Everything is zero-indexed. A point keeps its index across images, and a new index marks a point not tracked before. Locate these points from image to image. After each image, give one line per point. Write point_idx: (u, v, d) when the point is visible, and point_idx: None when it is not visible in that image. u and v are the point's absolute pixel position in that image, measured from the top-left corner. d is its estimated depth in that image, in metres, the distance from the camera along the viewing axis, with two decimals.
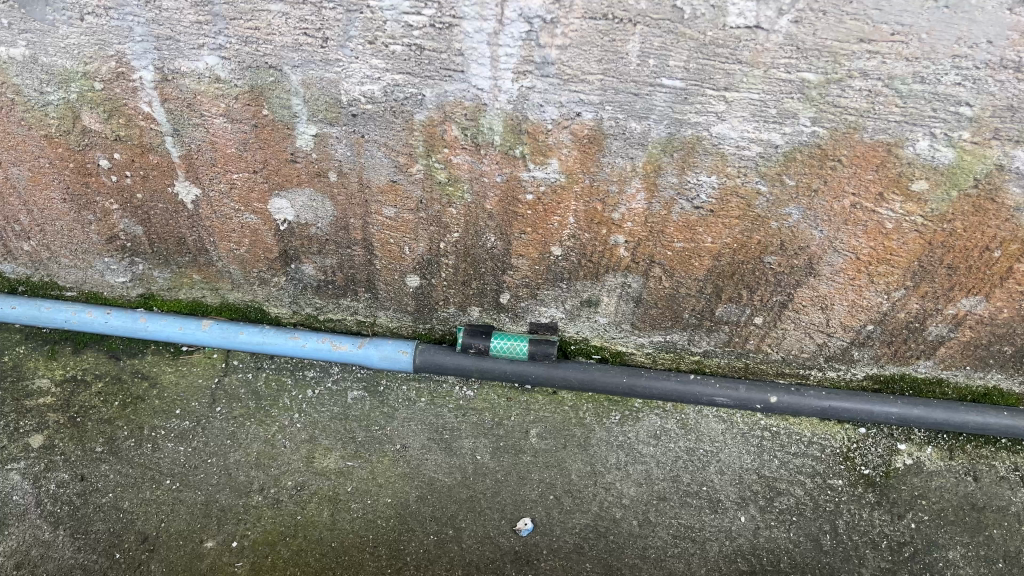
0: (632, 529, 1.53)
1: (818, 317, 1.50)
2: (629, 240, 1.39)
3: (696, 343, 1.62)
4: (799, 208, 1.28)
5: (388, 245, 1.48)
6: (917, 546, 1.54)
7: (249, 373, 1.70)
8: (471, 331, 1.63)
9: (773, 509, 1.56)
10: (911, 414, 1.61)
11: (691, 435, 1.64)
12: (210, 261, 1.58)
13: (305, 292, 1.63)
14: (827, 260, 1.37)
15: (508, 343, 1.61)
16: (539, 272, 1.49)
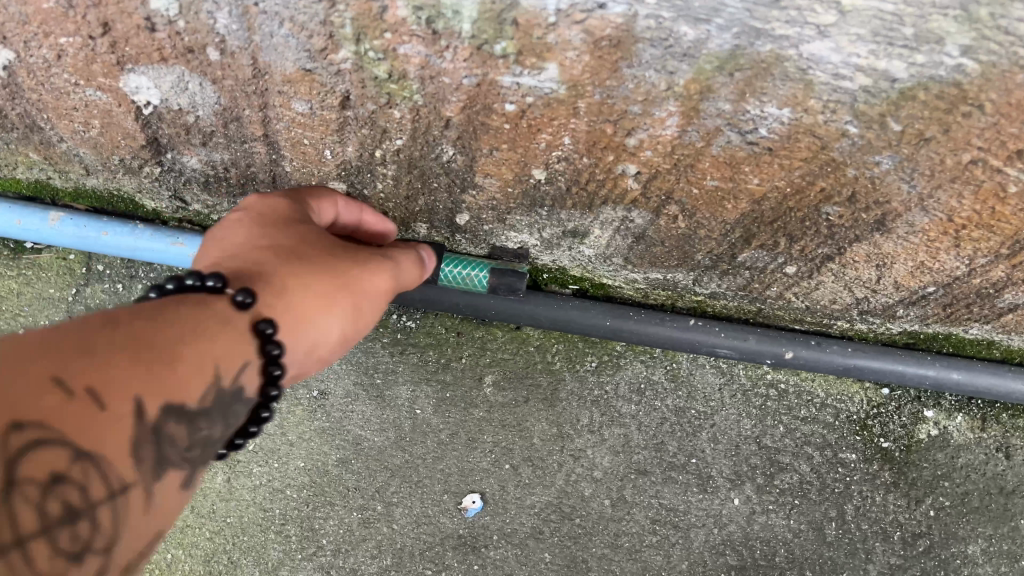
0: (604, 510, 1.25)
1: (868, 274, 1.16)
2: (643, 171, 0.99)
3: (702, 284, 1.27)
4: (894, 157, 0.89)
5: (301, 146, 1.04)
6: (934, 538, 1.30)
7: (119, 285, 1.28)
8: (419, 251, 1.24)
9: (773, 490, 1.29)
10: (947, 380, 1.32)
11: (683, 391, 1.32)
12: (50, 141, 1.13)
13: (190, 186, 1.20)
14: (907, 217, 1.00)
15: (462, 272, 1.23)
16: (512, 194, 1.09)
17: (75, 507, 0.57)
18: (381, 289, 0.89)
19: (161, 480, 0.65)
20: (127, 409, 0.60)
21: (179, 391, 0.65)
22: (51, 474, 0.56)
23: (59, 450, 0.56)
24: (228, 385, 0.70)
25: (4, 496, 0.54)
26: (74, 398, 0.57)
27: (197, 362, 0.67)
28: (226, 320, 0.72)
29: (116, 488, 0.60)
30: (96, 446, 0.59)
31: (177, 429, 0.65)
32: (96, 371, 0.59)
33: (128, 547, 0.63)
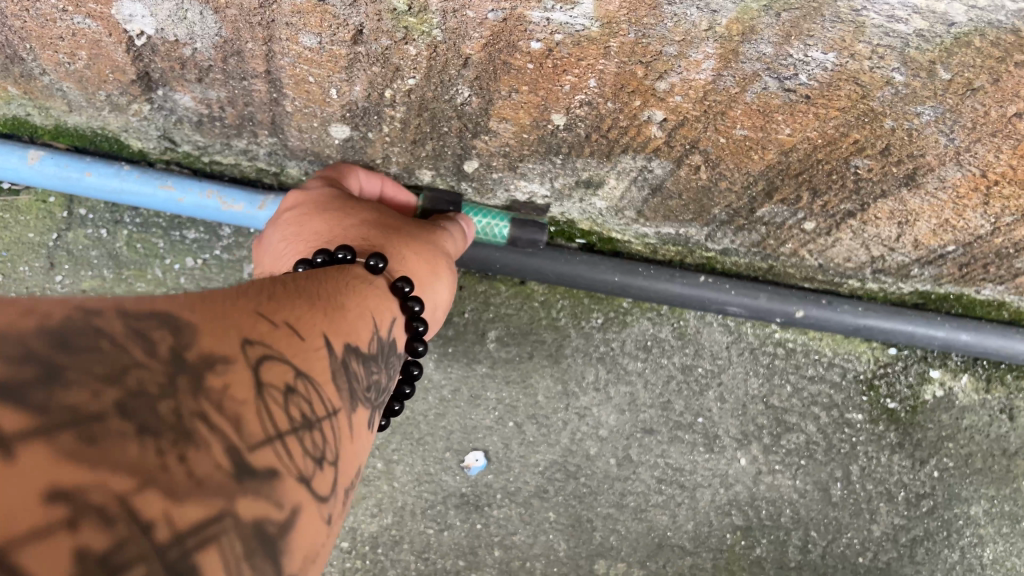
0: (609, 470, 1.22)
1: (888, 231, 1.12)
2: (670, 118, 0.94)
3: (715, 240, 1.23)
4: (937, 108, 0.85)
5: (305, 84, 0.98)
6: (937, 499, 1.29)
7: (103, 230, 1.21)
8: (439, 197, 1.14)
9: (779, 450, 1.27)
10: (956, 341, 1.31)
11: (690, 349, 1.29)
12: (30, 73, 1.05)
13: (180, 125, 1.13)
14: (939, 172, 0.97)
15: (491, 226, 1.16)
16: (526, 141, 1.03)
17: (306, 415, 0.60)
18: (455, 247, 1.08)
19: (353, 416, 0.68)
20: (318, 342, 0.67)
21: (353, 335, 0.73)
22: (286, 384, 0.59)
23: (283, 364, 0.60)
24: (382, 337, 0.81)
25: (262, 393, 0.56)
26: (276, 328, 0.63)
27: (353, 318, 0.76)
28: (376, 281, 0.88)
29: (328, 407, 0.63)
30: (307, 368, 0.63)
31: (353, 367, 0.71)
32: (287, 314, 0.66)
33: (349, 469, 0.64)
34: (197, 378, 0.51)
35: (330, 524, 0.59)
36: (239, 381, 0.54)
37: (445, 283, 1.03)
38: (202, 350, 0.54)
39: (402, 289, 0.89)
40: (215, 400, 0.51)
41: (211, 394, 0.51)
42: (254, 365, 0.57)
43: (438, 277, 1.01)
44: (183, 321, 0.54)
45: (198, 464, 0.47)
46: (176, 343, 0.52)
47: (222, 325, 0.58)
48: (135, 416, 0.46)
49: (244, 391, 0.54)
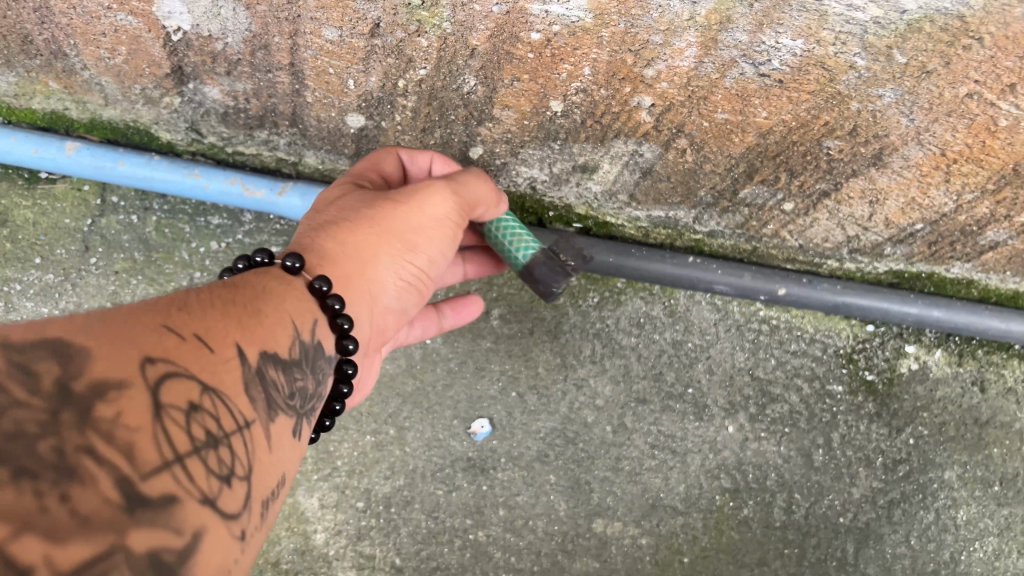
0: (605, 436, 1.31)
1: (861, 210, 1.22)
2: (658, 104, 1.04)
3: (702, 222, 1.33)
4: (896, 91, 0.95)
5: (325, 75, 1.08)
6: (913, 464, 1.38)
7: (134, 216, 1.30)
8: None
9: (764, 419, 1.36)
10: (929, 317, 1.40)
11: (680, 326, 1.39)
12: (72, 69, 1.14)
13: (207, 117, 1.23)
14: (903, 151, 1.06)
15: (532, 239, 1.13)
16: (527, 128, 1.13)
17: (213, 431, 0.64)
18: (429, 224, 1.03)
19: (271, 424, 0.73)
20: (228, 355, 0.71)
21: (271, 342, 0.78)
22: (188, 402, 0.63)
23: (187, 382, 0.65)
24: (307, 339, 0.83)
25: (160, 415, 0.60)
26: (182, 343, 0.68)
27: (274, 323, 0.80)
28: (294, 282, 0.88)
29: (238, 419, 0.68)
30: (214, 382, 0.67)
31: (270, 375, 0.75)
32: (197, 326, 0.71)
33: (263, 477, 0.69)
34: (85, 409, 0.56)
35: (240, 537, 0.63)
36: (133, 408, 0.58)
37: (391, 272, 1.00)
38: (92, 379, 0.58)
39: (317, 289, 0.88)
40: (106, 431, 0.56)
41: (100, 425, 0.56)
42: (152, 387, 0.61)
43: (370, 272, 0.98)
44: (76, 351, 0.59)
45: (83, 501, 0.51)
46: (63, 375, 0.57)
47: (121, 350, 0.62)
48: (14, 460, 0.50)
49: (137, 417, 0.58)
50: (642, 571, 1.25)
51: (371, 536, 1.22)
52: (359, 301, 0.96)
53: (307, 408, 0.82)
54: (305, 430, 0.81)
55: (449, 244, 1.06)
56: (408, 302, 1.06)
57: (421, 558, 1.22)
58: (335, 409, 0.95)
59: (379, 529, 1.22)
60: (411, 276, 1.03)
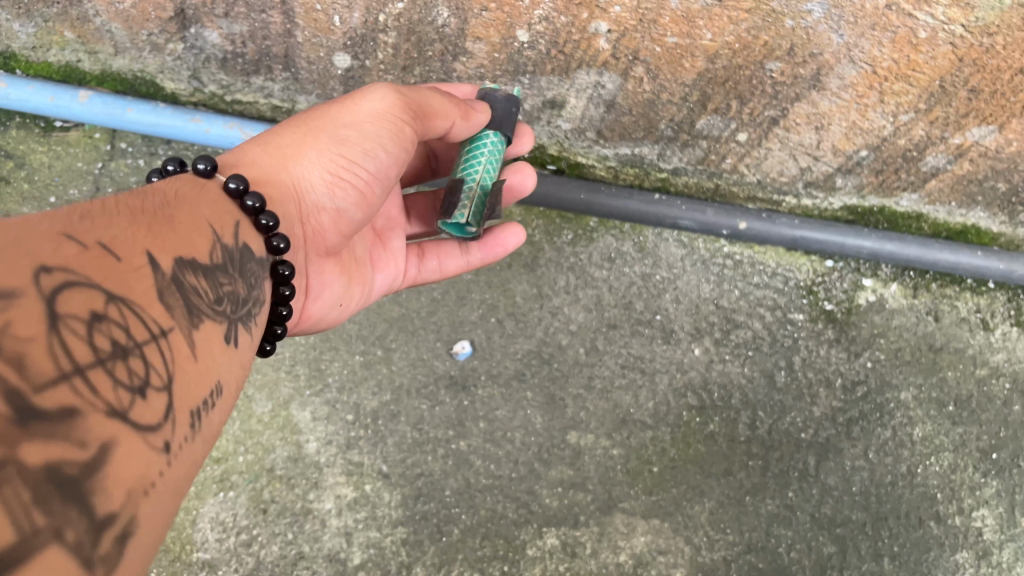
0: (578, 357, 1.40)
1: (809, 138, 1.32)
2: (613, 29, 1.15)
3: (666, 159, 1.43)
4: (822, 4, 1.06)
5: (314, 12, 1.19)
6: (870, 385, 1.47)
7: (141, 160, 1.41)
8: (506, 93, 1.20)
9: (729, 343, 1.45)
10: (882, 250, 1.50)
11: (649, 260, 1.48)
12: (86, 17, 1.28)
13: (208, 64, 1.34)
14: (839, 71, 1.17)
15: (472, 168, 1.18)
16: (497, 61, 1.24)
17: (120, 342, 0.64)
18: (360, 122, 1.09)
19: (192, 333, 0.74)
20: (137, 263, 0.72)
21: (185, 249, 0.79)
22: (90, 312, 0.63)
23: (90, 291, 0.64)
24: (228, 242, 0.87)
25: (56, 324, 0.59)
26: (85, 252, 0.68)
27: (189, 229, 0.82)
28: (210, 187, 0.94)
29: (152, 328, 0.68)
30: (122, 290, 0.68)
31: (189, 283, 0.77)
32: (102, 235, 0.71)
33: (185, 383, 0.70)
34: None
35: (165, 443, 0.64)
36: (25, 315, 0.58)
37: (316, 166, 1.07)
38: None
39: (232, 189, 0.95)
40: None
41: None
42: (46, 296, 0.60)
43: (292, 163, 1.06)
44: None
45: None
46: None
47: (10, 259, 0.61)
48: None
49: (28, 327, 0.58)
50: (614, 479, 1.34)
51: (360, 445, 1.31)
52: (279, 189, 1.04)
53: (239, 314, 0.85)
54: (242, 338, 0.84)
55: (386, 141, 1.09)
56: (346, 203, 1.10)
57: (407, 465, 1.31)
58: (283, 315, 1.00)
59: (367, 439, 1.32)
60: (341, 172, 1.07)
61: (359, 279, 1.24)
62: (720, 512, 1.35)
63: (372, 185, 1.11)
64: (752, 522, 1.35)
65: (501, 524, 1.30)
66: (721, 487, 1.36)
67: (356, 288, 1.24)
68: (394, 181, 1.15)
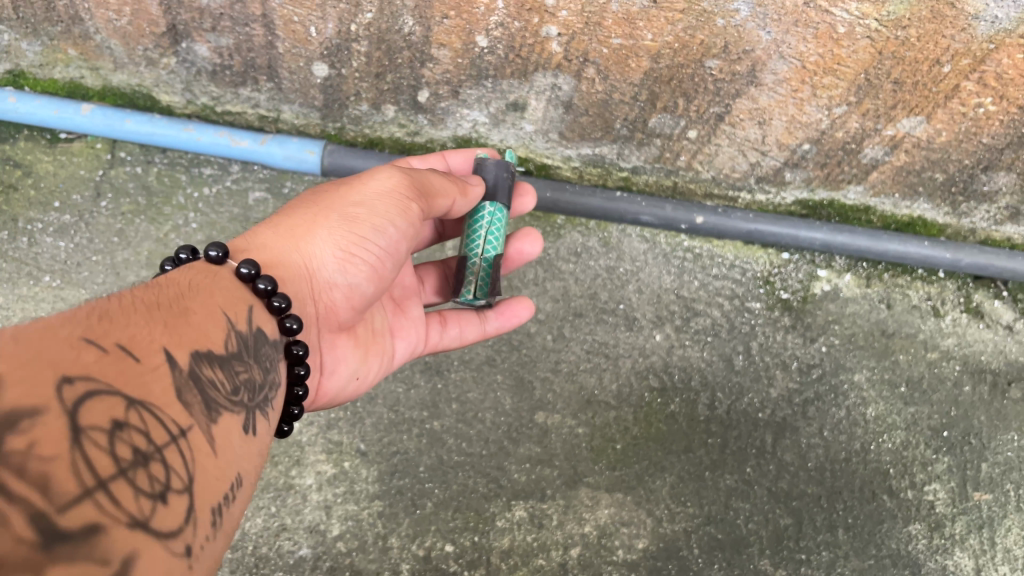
0: (546, 344, 1.49)
1: (754, 133, 1.43)
2: (563, 33, 1.26)
3: (625, 158, 1.54)
4: (748, 4, 1.17)
5: (292, 24, 1.31)
6: (825, 368, 1.54)
7: (138, 168, 1.53)
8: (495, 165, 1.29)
9: (689, 330, 1.54)
10: (835, 241, 1.56)
11: (613, 254, 1.58)
12: (87, 34, 1.41)
13: (199, 77, 1.46)
14: (772, 66, 1.28)
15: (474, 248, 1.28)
16: (461, 66, 1.36)
17: (142, 447, 0.65)
18: (369, 201, 1.13)
19: (211, 428, 0.77)
20: (154, 363, 0.74)
21: (201, 341, 0.83)
22: (112, 419, 0.64)
23: (111, 399, 0.66)
24: (241, 329, 0.91)
25: (81, 439, 0.60)
26: (105, 356, 0.69)
27: (203, 319, 0.86)
28: (220, 273, 0.97)
29: (171, 430, 0.70)
30: (141, 395, 0.69)
31: (206, 376, 0.80)
32: (119, 337, 0.73)
33: (203, 485, 0.72)
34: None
35: (185, 547, 0.65)
36: (51, 429, 0.58)
37: (326, 246, 1.10)
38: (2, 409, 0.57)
39: (244, 274, 0.98)
40: (18, 463, 0.55)
41: (11, 457, 0.55)
42: (71, 410, 0.61)
43: (303, 241, 1.10)
44: None
45: None
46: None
47: (34, 372, 0.62)
48: None
49: (53, 445, 0.58)
50: (579, 455, 1.42)
51: (339, 426, 1.41)
52: (291, 271, 1.08)
53: (254, 401, 0.88)
54: (258, 425, 0.88)
55: (397, 220, 1.14)
56: (358, 278, 1.14)
57: (384, 444, 1.40)
58: (300, 395, 1.03)
59: (346, 420, 1.41)
60: (352, 249, 1.11)
61: (375, 349, 1.29)
62: (680, 486, 1.43)
63: (383, 261, 1.15)
64: (711, 496, 1.43)
65: (472, 498, 1.38)
66: (681, 463, 1.44)
67: (370, 359, 1.28)
68: (402, 257, 1.19)
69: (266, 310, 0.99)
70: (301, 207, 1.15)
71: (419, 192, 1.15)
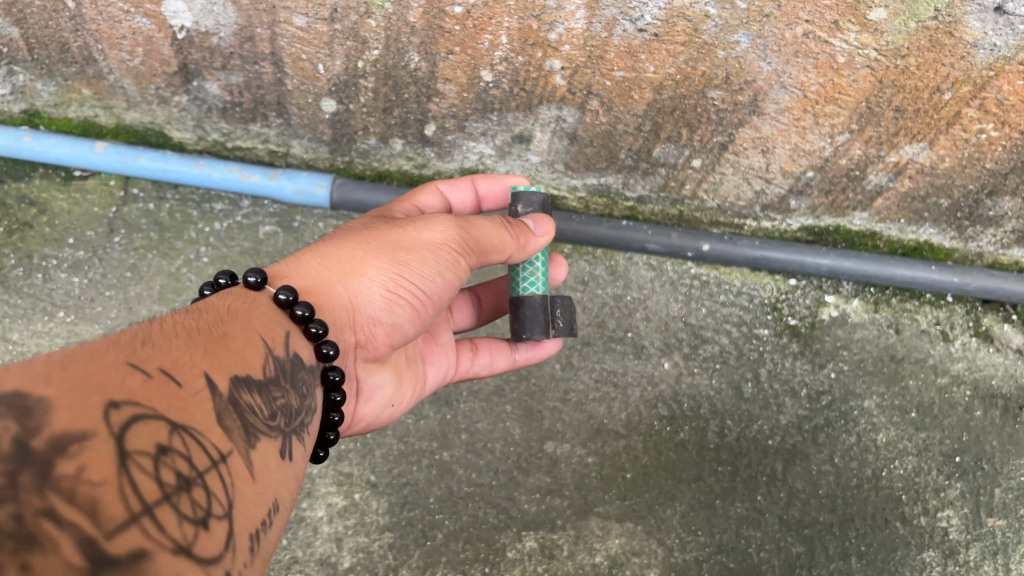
0: (554, 373, 1.50)
1: (758, 161, 1.44)
2: (566, 66, 1.28)
3: (631, 188, 1.55)
4: (748, 35, 1.19)
5: (300, 62, 1.34)
6: (835, 394, 1.54)
7: (151, 203, 1.55)
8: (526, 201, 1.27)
9: (697, 357, 1.54)
10: (842, 267, 1.57)
11: (620, 282, 1.59)
12: (100, 74, 1.44)
13: (210, 114, 1.49)
14: (773, 96, 1.29)
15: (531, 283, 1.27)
16: (467, 100, 1.38)
17: (185, 472, 0.66)
18: (423, 248, 1.13)
19: (250, 453, 0.77)
20: (197, 388, 0.75)
21: (240, 366, 0.84)
22: (156, 444, 0.65)
23: (156, 424, 0.66)
24: (279, 354, 0.92)
25: (127, 463, 0.61)
26: (150, 380, 0.70)
27: (242, 344, 0.87)
28: (259, 298, 0.98)
29: (212, 454, 0.71)
30: (184, 420, 0.70)
31: (245, 401, 0.81)
32: (162, 361, 0.74)
33: (244, 508, 0.72)
34: (44, 468, 0.55)
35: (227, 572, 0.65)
36: (99, 454, 0.59)
37: (375, 283, 1.10)
38: (51, 434, 0.58)
39: (282, 300, 0.98)
40: (67, 487, 0.56)
41: (60, 482, 0.55)
42: (117, 434, 0.62)
43: (351, 277, 1.09)
44: (34, 397, 0.60)
45: (43, 568, 0.51)
46: (20, 433, 0.57)
47: (82, 397, 0.63)
48: None
49: (101, 470, 0.59)
50: (589, 485, 1.42)
51: (349, 457, 1.41)
52: (334, 303, 1.07)
53: (291, 426, 0.89)
54: (294, 449, 0.89)
55: (447, 272, 1.14)
56: (401, 319, 1.14)
57: (394, 474, 1.40)
58: (334, 421, 1.05)
59: (356, 452, 1.42)
60: (398, 292, 1.11)
61: (409, 377, 1.30)
62: (691, 515, 1.42)
63: (425, 307, 1.15)
64: (722, 524, 1.42)
65: (482, 529, 1.38)
66: (691, 492, 1.44)
67: (404, 387, 1.30)
68: (445, 302, 1.19)
69: (303, 337, 0.99)
70: (352, 240, 1.14)
71: (473, 249, 1.15)
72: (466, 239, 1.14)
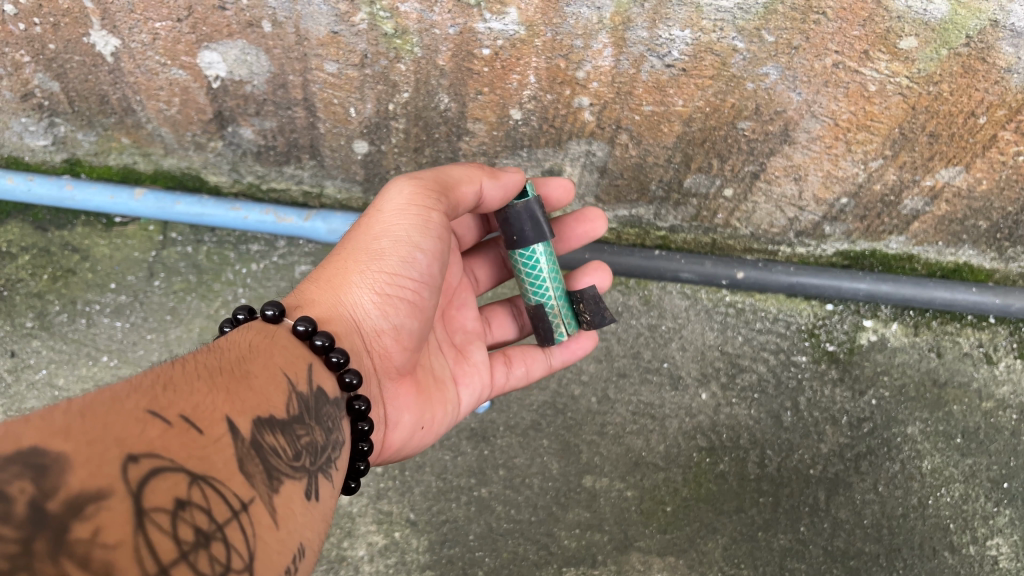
0: (591, 406, 1.49)
1: (790, 189, 1.43)
2: (595, 103, 1.29)
3: (662, 218, 1.55)
4: (777, 68, 1.19)
5: (332, 106, 1.36)
6: (876, 421, 1.51)
7: (189, 247, 1.58)
8: (527, 207, 1.21)
9: (735, 386, 1.53)
10: (879, 291, 1.55)
11: (654, 312, 1.58)
12: (139, 123, 1.47)
13: (245, 158, 1.52)
14: (805, 125, 1.29)
15: (542, 295, 1.25)
16: (497, 139, 1.39)
17: (203, 527, 0.66)
18: (393, 230, 1.15)
19: (272, 498, 0.78)
20: (218, 433, 0.76)
21: (263, 406, 0.85)
22: (174, 499, 0.66)
23: (175, 477, 0.67)
24: (302, 388, 0.93)
25: (144, 522, 0.61)
26: (170, 428, 0.72)
27: (265, 382, 0.88)
28: (279, 332, 1.00)
29: (232, 504, 0.72)
30: (203, 469, 0.71)
31: (268, 443, 0.82)
32: (182, 407, 0.75)
33: (265, 557, 0.72)
34: (60, 533, 0.56)
35: None
36: (115, 515, 0.60)
37: (364, 291, 1.13)
38: (69, 493, 0.59)
39: (300, 331, 1.01)
40: (81, 554, 0.56)
41: (74, 549, 0.56)
42: (135, 491, 0.63)
43: (339, 294, 1.12)
44: (52, 454, 0.61)
45: None
46: (37, 494, 0.58)
47: (101, 451, 0.64)
48: None
49: (117, 532, 0.59)
50: (629, 519, 1.41)
51: (389, 495, 1.42)
52: (339, 322, 1.10)
53: (318, 463, 0.90)
54: (321, 487, 0.89)
55: (422, 239, 1.16)
56: (401, 317, 1.15)
57: (433, 512, 1.41)
58: (363, 450, 1.03)
59: (395, 490, 1.43)
60: (386, 288, 1.13)
61: (439, 401, 1.28)
62: (733, 548, 1.41)
63: (418, 290, 1.17)
64: (765, 557, 1.40)
65: (522, 566, 1.38)
66: (733, 524, 1.42)
67: (433, 408, 1.27)
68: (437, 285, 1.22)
69: (326, 367, 1.01)
70: (327, 261, 1.18)
71: (434, 201, 1.17)
72: (427, 196, 1.17)
